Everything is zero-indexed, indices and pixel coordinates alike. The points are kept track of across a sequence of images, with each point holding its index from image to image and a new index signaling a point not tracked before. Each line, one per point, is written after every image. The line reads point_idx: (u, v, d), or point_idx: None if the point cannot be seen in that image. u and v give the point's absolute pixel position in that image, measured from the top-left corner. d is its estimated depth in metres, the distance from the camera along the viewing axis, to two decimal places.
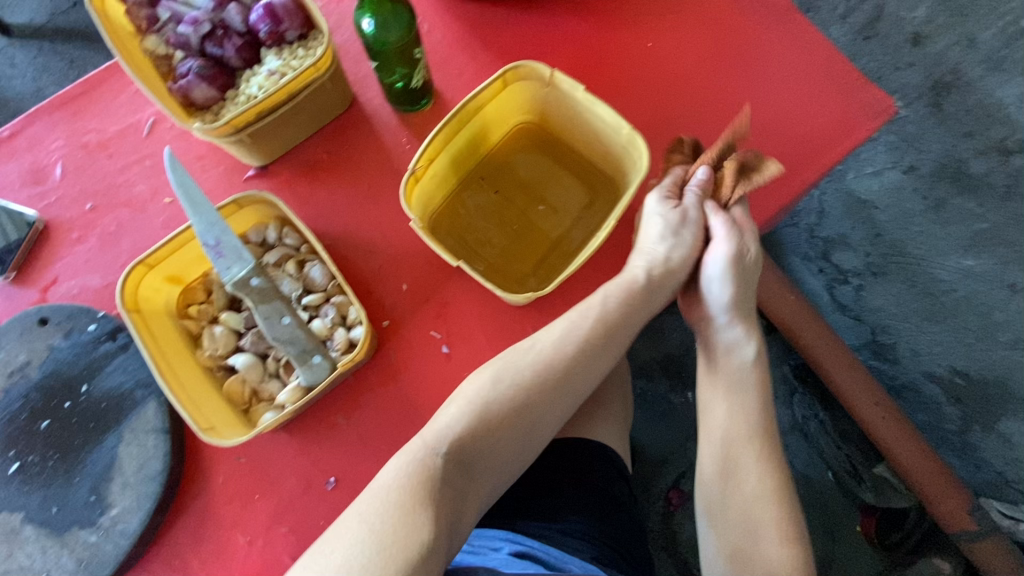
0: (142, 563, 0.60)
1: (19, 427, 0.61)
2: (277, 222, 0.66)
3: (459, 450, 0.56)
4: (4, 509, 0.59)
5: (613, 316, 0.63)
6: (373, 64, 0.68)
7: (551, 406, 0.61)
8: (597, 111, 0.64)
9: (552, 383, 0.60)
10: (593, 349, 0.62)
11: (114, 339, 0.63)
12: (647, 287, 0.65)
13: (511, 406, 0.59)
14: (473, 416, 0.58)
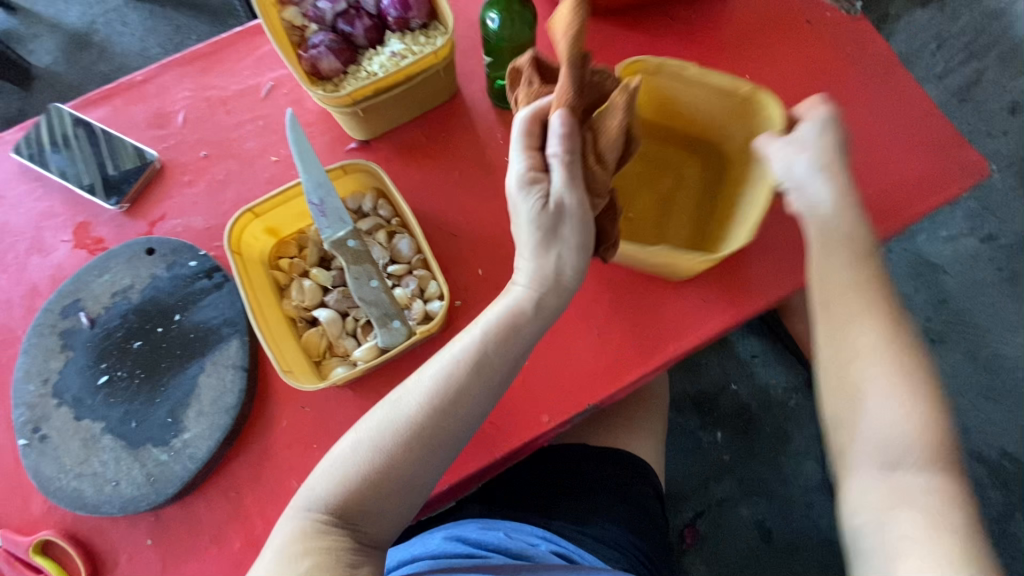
0: (199, 491, 0.63)
1: (113, 343, 0.65)
2: (374, 193, 0.70)
3: (338, 514, 0.52)
4: (88, 417, 0.63)
5: (490, 348, 0.56)
6: (486, 58, 0.71)
7: (436, 437, 0.54)
8: (710, 80, 0.62)
9: (424, 433, 0.54)
10: (472, 378, 0.55)
11: (211, 277, 0.67)
12: (539, 296, 0.57)
13: (384, 467, 0.53)
14: (344, 473, 0.53)
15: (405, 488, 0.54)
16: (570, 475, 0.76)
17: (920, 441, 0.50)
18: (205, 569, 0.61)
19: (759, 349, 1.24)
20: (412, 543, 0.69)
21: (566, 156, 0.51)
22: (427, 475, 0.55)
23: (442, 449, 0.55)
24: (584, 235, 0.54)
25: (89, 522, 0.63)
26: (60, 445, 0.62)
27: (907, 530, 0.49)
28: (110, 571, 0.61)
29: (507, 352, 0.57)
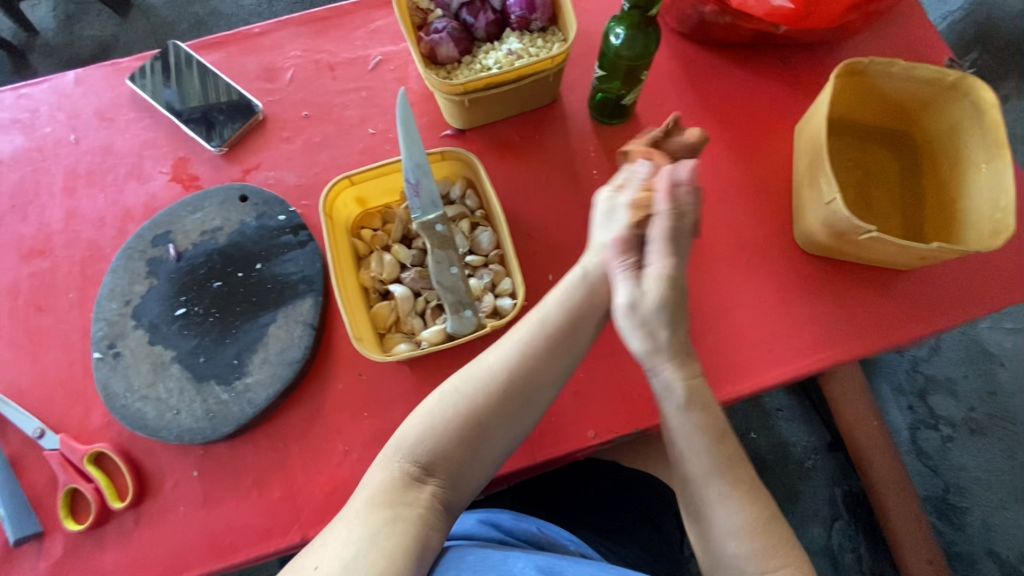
0: (251, 435, 0.65)
1: (195, 278, 0.68)
2: (463, 181, 0.71)
3: (424, 465, 0.54)
4: (160, 343, 0.65)
5: (566, 321, 0.57)
6: (598, 69, 0.72)
7: (529, 392, 0.57)
8: (915, 73, 0.66)
9: (504, 391, 0.56)
10: (567, 334, 0.57)
11: (295, 234, 0.69)
12: (603, 284, 0.57)
13: (467, 419, 0.55)
14: (431, 425, 0.55)
15: (486, 439, 0.56)
16: (598, 490, 0.77)
17: (717, 433, 0.54)
18: (243, 511, 0.63)
19: (789, 406, 1.23)
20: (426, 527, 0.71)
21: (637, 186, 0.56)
22: (506, 432, 0.57)
23: (516, 407, 0.56)
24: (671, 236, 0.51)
25: (142, 443, 0.65)
26: (131, 365, 0.65)
27: (740, 525, 0.53)
28: (152, 494, 0.63)
29: (588, 320, 0.58)
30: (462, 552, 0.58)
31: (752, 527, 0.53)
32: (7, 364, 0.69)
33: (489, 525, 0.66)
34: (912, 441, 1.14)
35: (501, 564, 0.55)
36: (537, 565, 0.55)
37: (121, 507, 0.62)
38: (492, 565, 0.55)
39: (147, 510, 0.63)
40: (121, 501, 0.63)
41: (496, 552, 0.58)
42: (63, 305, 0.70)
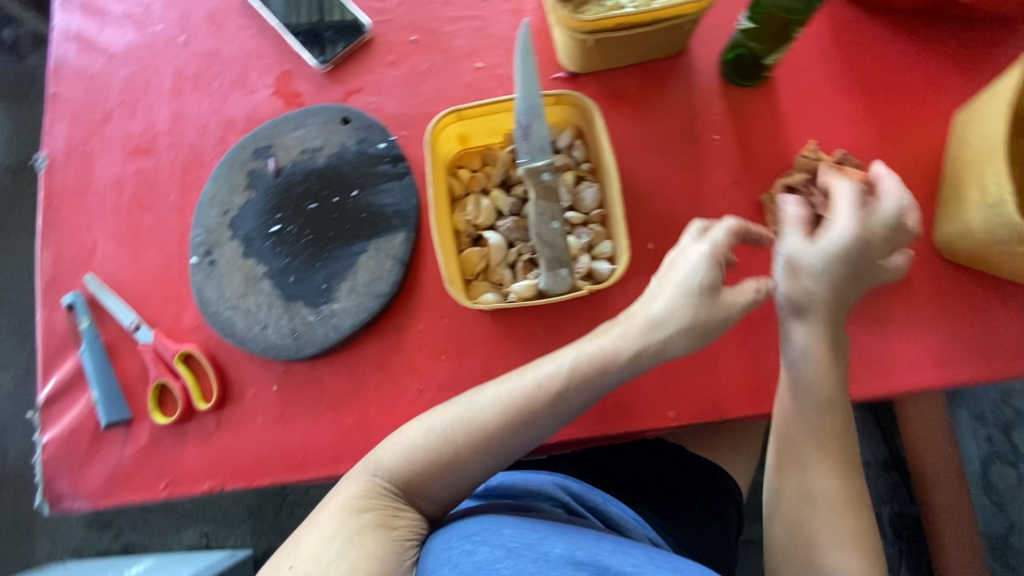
0: (330, 360, 0.65)
1: (291, 197, 0.67)
2: (572, 131, 0.65)
3: (401, 484, 0.54)
4: (254, 258, 0.66)
5: (570, 386, 0.55)
6: (743, 17, 0.63)
7: (534, 428, 0.55)
8: None
9: (491, 439, 0.54)
10: (586, 382, 0.55)
11: (394, 165, 0.67)
12: (626, 348, 0.55)
13: (446, 459, 0.54)
14: (415, 450, 0.54)
15: (458, 479, 0.55)
16: (662, 472, 0.75)
17: (830, 402, 0.57)
18: (315, 431, 0.64)
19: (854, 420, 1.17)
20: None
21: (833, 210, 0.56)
22: (479, 473, 0.56)
23: (496, 454, 0.55)
24: (694, 295, 0.55)
25: (227, 351, 0.66)
26: (225, 274, 0.66)
27: (829, 495, 0.56)
28: (234, 400, 0.65)
29: (613, 371, 0.55)
30: (492, 525, 0.55)
31: (842, 500, 0.56)
32: (108, 257, 0.71)
33: (555, 485, 0.64)
34: (983, 475, 1.06)
35: (534, 547, 0.52)
36: (573, 554, 0.52)
37: (205, 408, 0.64)
38: (523, 547, 0.51)
39: (227, 415, 0.65)
40: (205, 402, 0.65)
41: (529, 530, 0.55)
42: (163, 207, 0.72)
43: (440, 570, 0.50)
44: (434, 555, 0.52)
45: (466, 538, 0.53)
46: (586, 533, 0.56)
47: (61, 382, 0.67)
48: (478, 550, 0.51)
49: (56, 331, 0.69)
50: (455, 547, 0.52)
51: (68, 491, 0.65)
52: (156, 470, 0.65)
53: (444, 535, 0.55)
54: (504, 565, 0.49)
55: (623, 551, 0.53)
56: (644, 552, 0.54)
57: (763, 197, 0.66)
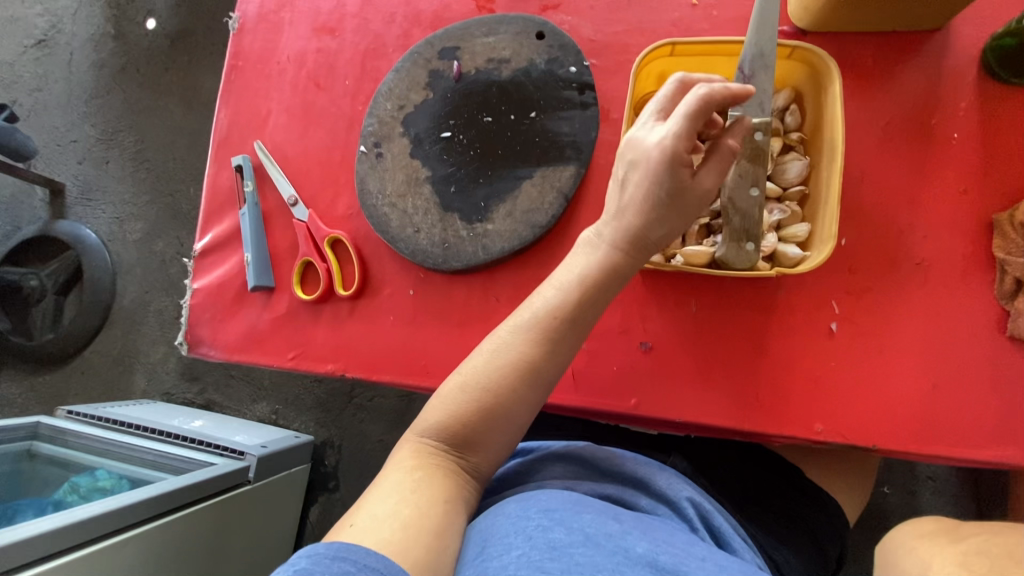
0: (469, 279, 0.64)
1: (468, 105, 0.65)
2: (790, 93, 0.59)
3: (451, 442, 0.52)
4: (420, 159, 0.65)
5: (581, 302, 0.52)
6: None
7: (550, 354, 0.52)
8: None
9: (520, 371, 0.51)
10: (591, 299, 0.52)
11: (580, 93, 0.63)
12: (625, 256, 0.53)
13: (482, 407, 0.51)
14: (452, 406, 0.52)
15: (504, 428, 0.52)
16: (774, 489, 0.67)
17: None
18: (440, 344, 0.63)
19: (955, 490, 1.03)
20: (537, 442, 0.64)
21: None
22: (525, 415, 0.52)
23: (534, 391, 0.52)
24: (657, 195, 0.50)
25: (373, 246, 0.66)
26: (388, 169, 0.65)
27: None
28: (370, 295, 0.66)
29: (617, 281, 0.53)
30: (574, 505, 0.49)
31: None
32: (279, 128, 0.72)
33: (682, 494, 0.55)
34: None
35: (614, 540, 0.45)
36: (654, 557, 0.44)
37: (344, 294, 0.65)
38: (602, 537, 0.45)
39: (362, 306, 0.66)
40: (344, 289, 0.66)
41: (612, 520, 0.48)
42: (338, 91, 0.71)
43: (512, 539, 0.45)
44: (510, 520, 0.48)
45: (544, 513, 0.47)
46: (673, 535, 0.48)
47: (218, 237, 0.71)
48: (555, 528, 0.45)
49: (222, 188, 0.72)
50: (532, 520, 0.46)
51: (206, 338, 0.69)
52: (286, 340, 0.67)
53: (524, 502, 0.50)
54: (580, 552, 0.43)
55: (715, 565, 0.44)
56: (737, 569, 0.45)
57: (997, 217, 0.57)
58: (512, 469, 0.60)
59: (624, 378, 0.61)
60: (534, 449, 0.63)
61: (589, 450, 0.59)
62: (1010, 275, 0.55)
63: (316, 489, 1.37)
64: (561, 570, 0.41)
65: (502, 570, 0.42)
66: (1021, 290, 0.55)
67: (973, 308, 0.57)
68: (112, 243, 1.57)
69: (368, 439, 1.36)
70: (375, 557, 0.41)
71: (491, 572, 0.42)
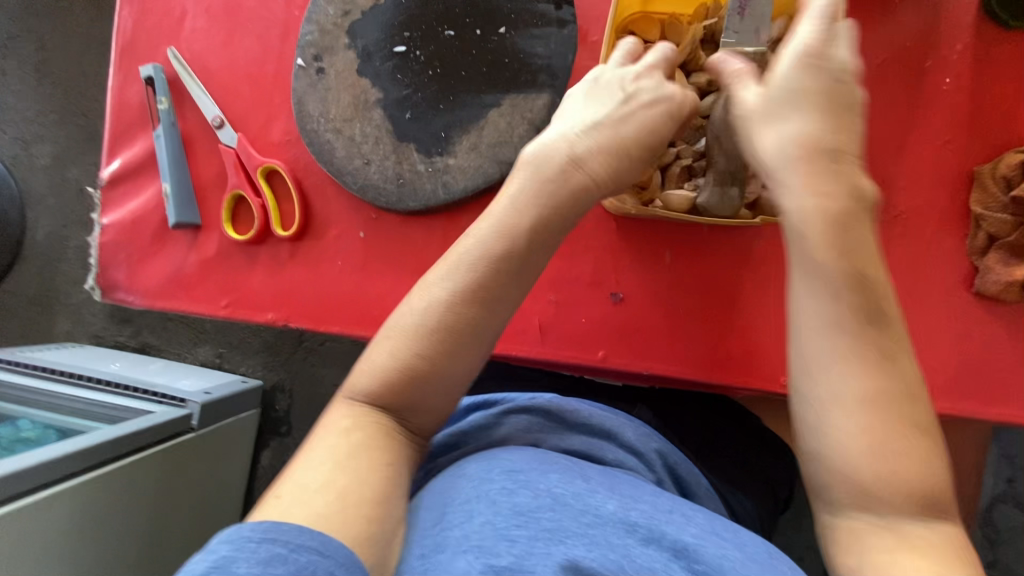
0: (427, 221, 0.57)
1: (427, 15, 0.55)
2: (785, 22, 0.53)
3: (386, 406, 0.46)
4: (369, 78, 0.56)
5: (523, 241, 0.45)
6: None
7: (495, 300, 0.45)
8: None
9: (457, 323, 0.45)
10: (533, 238, 0.45)
11: (557, 8, 0.54)
12: (578, 187, 0.46)
13: (408, 367, 0.45)
14: (379, 366, 0.46)
15: (442, 384, 0.46)
16: (731, 435, 0.67)
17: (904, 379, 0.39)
18: (395, 293, 0.57)
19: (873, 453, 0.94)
20: (500, 394, 0.60)
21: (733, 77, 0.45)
22: (462, 368, 0.46)
23: (475, 341, 0.45)
24: (635, 116, 0.46)
25: (317, 180, 0.58)
26: (332, 89, 0.56)
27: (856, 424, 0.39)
28: (314, 236, 0.59)
29: (565, 216, 0.46)
30: (539, 464, 0.46)
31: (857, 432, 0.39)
32: (198, 33, 0.60)
33: (651, 447, 0.54)
34: (985, 510, 0.93)
35: (582, 499, 0.43)
36: (626, 515, 0.42)
37: (283, 235, 0.58)
38: (571, 497, 0.42)
39: (306, 249, 0.59)
40: (283, 229, 0.58)
41: (579, 478, 0.45)
42: None
43: (475, 505, 0.42)
44: (470, 483, 0.44)
45: (508, 475, 0.44)
46: (641, 487, 0.47)
47: (129, 163, 0.60)
48: (520, 492, 0.42)
49: (130, 104, 0.61)
50: (494, 483, 0.43)
51: (122, 282, 0.60)
52: (218, 286, 0.59)
53: (486, 461, 0.46)
54: (547, 518, 0.41)
55: (682, 517, 0.44)
56: (705, 518, 0.45)
57: (978, 169, 0.55)
58: (465, 426, 0.56)
59: (593, 330, 0.58)
60: (497, 401, 0.58)
61: (552, 404, 0.56)
62: (984, 230, 0.54)
63: (267, 434, 1.32)
64: (528, 538, 0.39)
65: (464, 539, 0.39)
66: (993, 246, 0.54)
67: (943, 264, 0.56)
68: (17, 167, 1.38)
69: (321, 384, 1.31)
70: (309, 534, 0.37)
71: (451, 543, 0.39)
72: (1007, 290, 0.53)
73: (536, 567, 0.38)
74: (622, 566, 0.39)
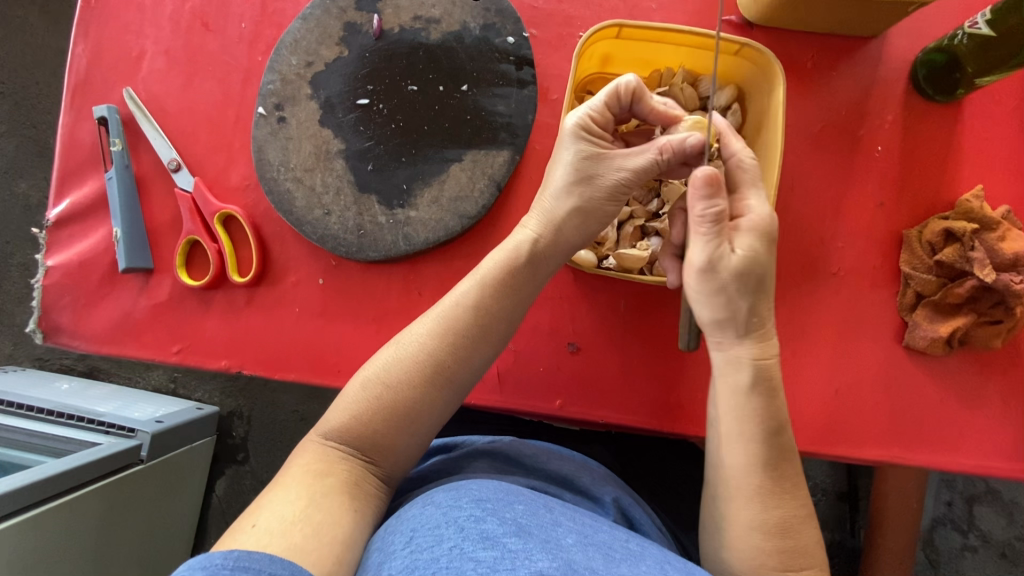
0: (387, 270, 0.57)
1: (390, 69, 0.56)
2: (732, 91, 0.57)
3: (354, 446, 0.47)
4: (331, 128, 0.56)
5: (495, 302, 0.50)
6: (985, 18, 0.51)
7: (467, 354, 0.49)
8: None
9: (431, 370, 0.48)
10: (503, 296, 0.50)
11: (518, 68, 0.56)
12: (535, 241, 0.51)
13: (384, 404, 0.48)
14: (354, 404, 0.48)
15: (408, 425, 0.48)
16: (685, 477, 0.68)
17: (803, 509, 0.44)
18: (353, 341, 0.57)
19: (822, 481, 0.94)
20: (461, 437, 0.61)
21: (712, 221, 0.43)
22: (435, 417, 0.49)
23: (448, 389, 0.49)
24: (585, 182, 0.50)
25: (275, 227, 0.58)
26: (294, 138, 0.56)
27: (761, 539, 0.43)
28: (272, 282, 0.58)
29: (528, 270, 0.51)
30: (505, 494, 0.47)
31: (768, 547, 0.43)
32: (157, 74, 0.59)
33: (606, 484, 0.55)
34: (926, 532, 0.99)
35: (546, 530, 0.44)
36: (585, 547, 0.44)
37: (239, 282, 0.57)
38: (536, 527, 0.44)
39: (263, 294, 0.58)
40: (239, 275, 0.58)
41: (543, 509, 0.47)
42: (232, 34, 0.59)
43: (443, 530, 0.42)
44: (438, 510, 0.45)
45: (476, 502, 0.45)
46: (596, 521, 0.48)
47: (78, 204, 0.58)
48: (487, 519, 0.43)
49: (81, 143, 0.59)
50: (463, 510, 0.44)
51: (66, 326, 0.58)
52: (169, 331, 0.58)
53: (453, 490, 0.47)
54: (512, 541, 0.42)
55: (638, 544, 0.46)
56: (654, 550, 0.46)
57: (907, 232, 0.59)
58: (424, 468, 0.58)
59: (549, 378, 0.59)
60: (456, 445, 0.59)
61: (507, 446, 0.57)
62: (912, 288, 0.58)
63: (222, 462, 1.27)
64: (494, 559, 0.40)
65: (432, 561, 0.40)
66: (919, 303, 0.58)
67: (876, 319, 0.60)
68: None
69: (281, 410, 1.27)
70: (280, 565, 0.37)
71: (420, 564, 0.39)
72: (933, 346, 0.57)
73: None
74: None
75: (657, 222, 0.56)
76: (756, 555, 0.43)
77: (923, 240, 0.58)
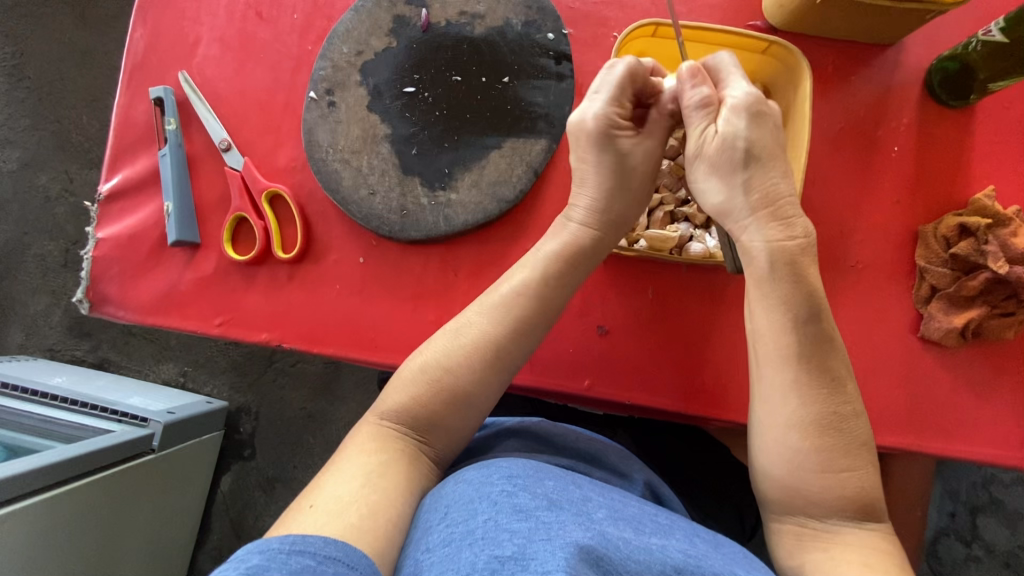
0: (425, 251, 0.59)
1: (436, 60, 0.59)
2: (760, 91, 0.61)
3: (412, 427, 0.49)
4: (378, 113, 0.59)
5: (551, 292, 0.53)
6: (998, 26, 0.55)
7: (527, 340, 0.52)
8: None
9: (489, 354, 0.51)
10: (561, 285, 0.53)
11: (557, 63, 0.59)
12: (591, 233, 0.54)
13: (442, 386, 0.50)
14: (414, 386, 0.50)
15: (466, 407, 0.50)
16: (705, 466, 0.70)
17: (844, 406, 0.46)
18: (391, 318, 0.59)
19: None
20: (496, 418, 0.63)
21: (699, 105, 0.49)
22: (490, 399, 0.51)
23: (503, 372, 0.51)
24: (625, 171, 0.54)
25: (319, 207, 0.60)
26: (343, 121, 0.59)
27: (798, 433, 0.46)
28: (314, 260, 0.60)
29: (583, 260, 0.54)
30: (534, 471, 0.48)
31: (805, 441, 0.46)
32: (210, 59, 0.62)
33: (637, 466, 0.57)
34: (930, 542, 0.99)
35: (577, 504, 0.45)
36: (616, 520, 0.45)
37: (282, 257, 0.59)
38: (566, 502, 0.45)
39: (305, 271, 0.60)
40: (283, 251, 0.60)
41: (572, 486, 0.48)
42: (284, 24, 0.63)
43: (477, 504, 0.43)
44: (471, 486, 0.46)
45: (507, 478, 0.46)
46: (628, 498, 0.49)
47: (130, 180, 0.61)
48: (519, 493, 0.44)
49: (136, 123, 0.62)
50: (495, 484, 0.45)
51: (113, 297, 0.60)
52: (212, 304, 0.60)
53: (485, 467, 0.48)
54: (545, 514, 0.42)
55: (667, 518, 0.48)
56: (686, 525, 0.48)
57: (921, 228, 0.62)
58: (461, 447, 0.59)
59: (578, 359, 0.61)
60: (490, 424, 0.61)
61: (539, 425, 0.58)
62: (927, 282, 0.61)
63: (229, 458, 1.26)
64: (529, 530, 0.41)
65: (468, 533, 0.41)
66: (934, 296, 0.60)
67: (893, 311, 0.62)
68: None
69: (289, 407, 1.25)
70: (335, 546, 0.38)
71: (457, 537, 0.41)
72: (947, 336, 0.59)
73: (541, 546, 0.39)
74: (621, 548, 0.41)
75: (686, 208, 0.60)
76: (794, 453, 0.46)
77: (937, 235, 0.61)
